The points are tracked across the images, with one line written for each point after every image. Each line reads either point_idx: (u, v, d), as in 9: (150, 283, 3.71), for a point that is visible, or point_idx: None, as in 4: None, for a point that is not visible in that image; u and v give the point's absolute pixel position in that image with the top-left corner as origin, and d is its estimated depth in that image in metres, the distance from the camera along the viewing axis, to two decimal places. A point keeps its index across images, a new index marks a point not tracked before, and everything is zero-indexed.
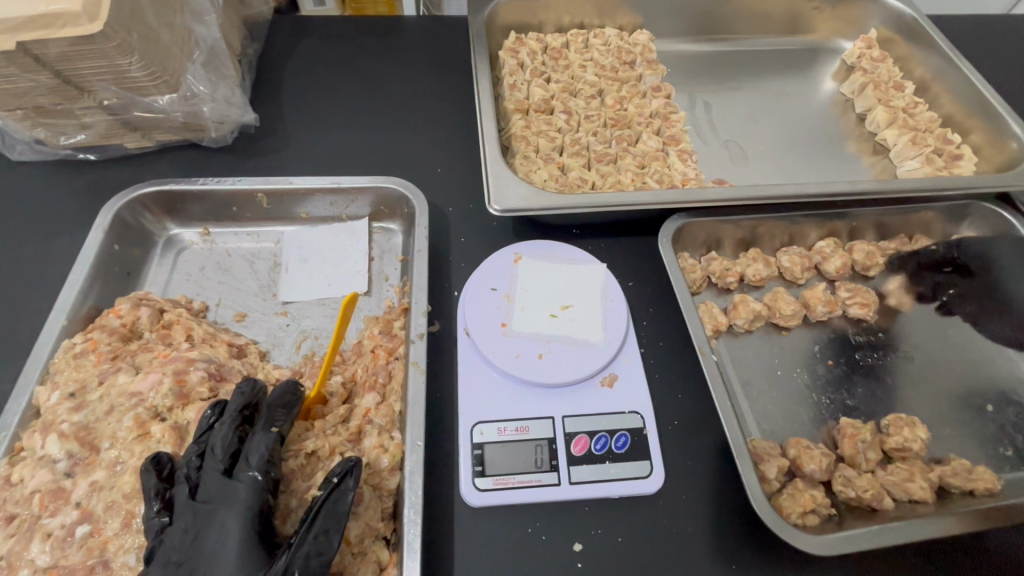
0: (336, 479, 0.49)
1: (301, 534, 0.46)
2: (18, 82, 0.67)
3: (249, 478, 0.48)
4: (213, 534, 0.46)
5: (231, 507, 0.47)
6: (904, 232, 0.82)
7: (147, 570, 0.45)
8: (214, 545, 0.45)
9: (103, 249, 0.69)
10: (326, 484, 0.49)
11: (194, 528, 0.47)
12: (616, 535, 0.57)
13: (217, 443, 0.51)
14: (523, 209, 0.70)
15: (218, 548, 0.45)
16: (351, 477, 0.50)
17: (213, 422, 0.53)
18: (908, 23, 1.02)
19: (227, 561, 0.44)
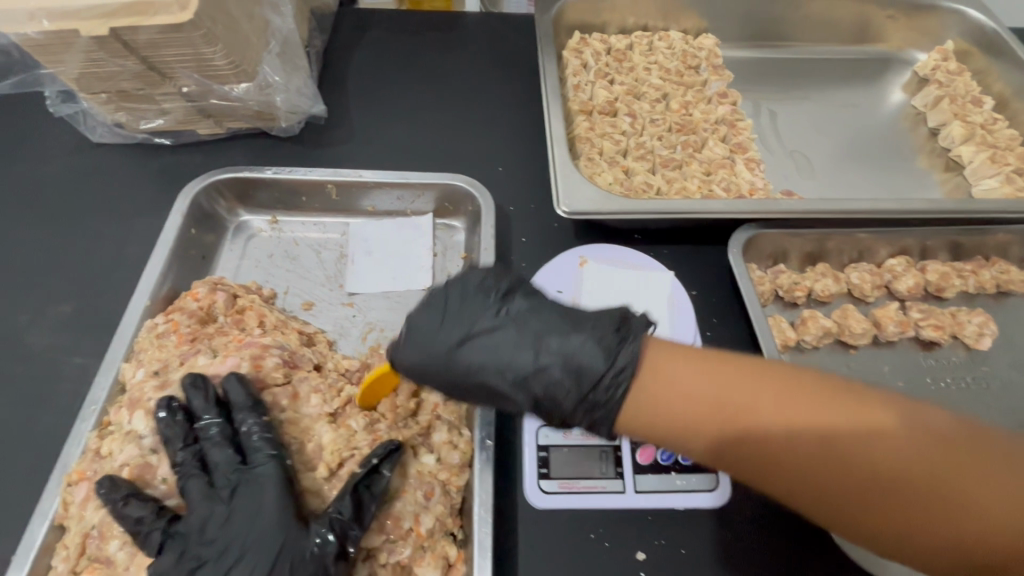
0: (376, 460, 0.52)
1: (339, 509, 0.49)
2: (107, 66, 0.70)
3: (265, 457, 0.51)
4: (241, 511, 0.48)
5: (258, 488, 0.49)
6: (979, 254, 0.80)
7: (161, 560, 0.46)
8: (247, 526, 0.47)
9: (181, 232, 0.71)
10: (365, 463, 0.52)
11: (218, 512, 0.48)
12: (681, 547, 0.57)
13: (212, 438, 0.52)
14: (592, 212, 0.70)
15: (248, 526, 0.47)
16: (389, 461, 0.52)
17: (187, 423, 0.52)
18: (988, 36, 0.98)
19: (266, 537, 0.47)
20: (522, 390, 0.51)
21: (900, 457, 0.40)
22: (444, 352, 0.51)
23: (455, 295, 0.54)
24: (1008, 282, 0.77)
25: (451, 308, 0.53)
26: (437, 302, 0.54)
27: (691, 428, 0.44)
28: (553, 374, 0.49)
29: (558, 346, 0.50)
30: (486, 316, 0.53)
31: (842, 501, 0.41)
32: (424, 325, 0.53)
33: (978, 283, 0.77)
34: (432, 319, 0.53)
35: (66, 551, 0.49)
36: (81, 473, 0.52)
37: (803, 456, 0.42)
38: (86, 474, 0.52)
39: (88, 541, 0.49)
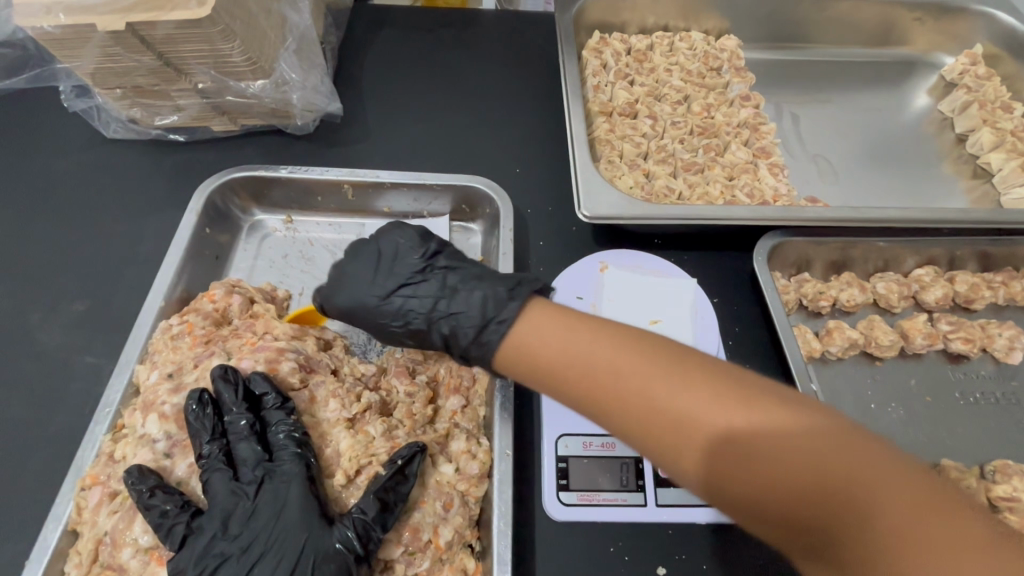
0: (401, 462, 0.51)
1: (362, 507, 0.48)
2: (122, 62, 0.69)
3: (291, 455, 0.50)
4: (266, 509, 0.47)
5: (282, 483, 0.48)
6: (1009, 264, 0.77)
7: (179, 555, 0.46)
8: (270, 520, 0.47)
9: (195, 231, 0.70)
10: (391, 464, 0.51)
11: (241, 507, 0.48)
12: (704, 564, 0.55)
13: (240, 431, 0.51)
14: (614, 217, 0.68)
15: (271, 521, 0.47)
16: (415, 462, 0.52)
17: (215, 416, 0.51)
18: (1020, 40, 0.96)
19: (288, 535, 0.46)
20: (436, 324, 0.54)
21: (800, 427, 0.39)
22: (364, 296, 0.56)
23: (378, 245, 0.58)
24: None
25: (368, 260, 0.57)
26: (364, 250, 0.58)
27: (618, 408, 0.44)
28: (463, 302, 0.53)
29: (464, 295, 0.54)
30: (399, 269, 0.57)
31: (772, 497, 0.38)
32: (350, 277, 0.57)
33: (1008, 295, 0.75)
34: (355, 271, 0.57)
35: (77, 557, 0.48)
36: (94, 478, 0.51)
37: (737, 447, 0.39)
38: (99, 479, 0.51)
39: (100, 548, 0.48)
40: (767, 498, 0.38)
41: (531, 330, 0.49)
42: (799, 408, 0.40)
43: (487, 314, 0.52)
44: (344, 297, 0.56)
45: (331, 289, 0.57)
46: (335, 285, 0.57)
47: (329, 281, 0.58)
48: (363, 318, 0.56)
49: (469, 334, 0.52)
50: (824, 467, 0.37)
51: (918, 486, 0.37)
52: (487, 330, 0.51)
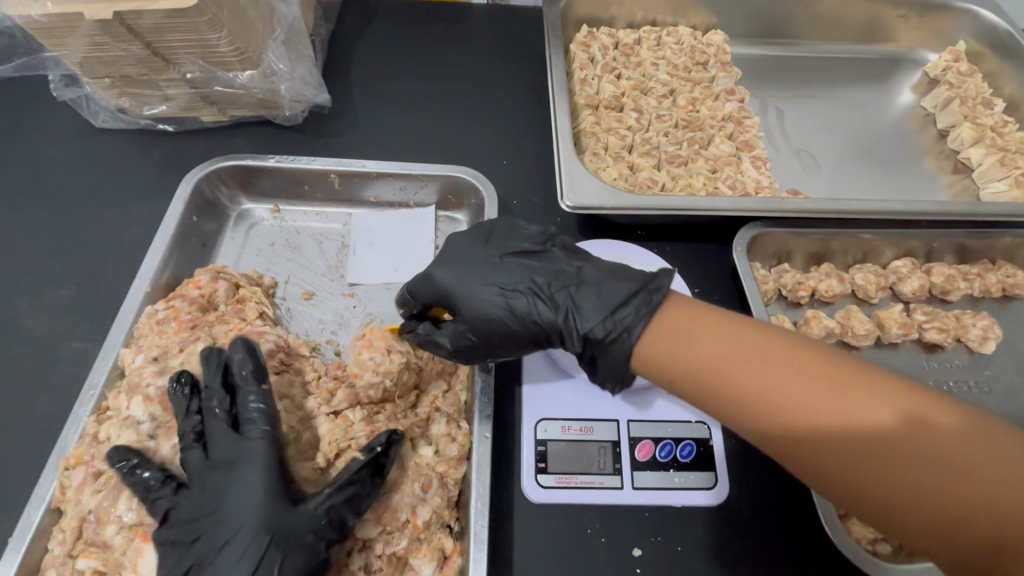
0: (379, 448, 0.51)
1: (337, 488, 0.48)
2: (110, 51, 0.69)
3: (260, 434, 0.49)
4: (235, 490, 0.47)
5: (251, 462, 0.48)
6: (986, 257, 0.79)
7: (162, 530, 0.47)
8: (239, 501, 0.46)
9: (182, 219, 0.71)
10: (369, 450, 0.51)
11: (211, 488, 0.47)
12: (678, 544, 0.56)
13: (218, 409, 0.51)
14: (596, 207, 0.69)
15: (242, 500, 0.46)
16: (393, 448, 0.52)
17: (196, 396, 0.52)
18: (1002, 37, 0.97)
19: (258, 514, 0.45)
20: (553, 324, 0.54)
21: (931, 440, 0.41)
22: (469, 293, 0.55)
23: (482, 244, 0.59)
24: (1014, 285, 0.76)
25: (473, 255, 0.58)
26: (464, 249, 0.58)
27: (750, 405, 0.45)
28: (587, 299, 0.53)
29: (585, 291, 0.54)
30: (505, 266, 0.57)
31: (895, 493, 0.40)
32: (450, 274, 0.56)
33: (983, 286, 0.76)
34: (455, 270, 0.56)
35: (61, 535, 0.49)
36: (78, 458, 0.52)
37: (865, 447, 0.41)
38: (83, 459, 0.52)
39: (84, 525, 0.49)
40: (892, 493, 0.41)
41: (657, 331, 0.50)
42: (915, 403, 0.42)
43: (614, 312, 0.52)
44: (447, 294, 0.56)
45: (433, 291, 0.57)
46: (438, 284, 0.57)
47: (421, 279, 0.58)
48: (466, 320, 0.55)
49: (598, 330, 0.52)
50: (932, 461, 0.40)
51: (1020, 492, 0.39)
52: (616, 329, 0.51)
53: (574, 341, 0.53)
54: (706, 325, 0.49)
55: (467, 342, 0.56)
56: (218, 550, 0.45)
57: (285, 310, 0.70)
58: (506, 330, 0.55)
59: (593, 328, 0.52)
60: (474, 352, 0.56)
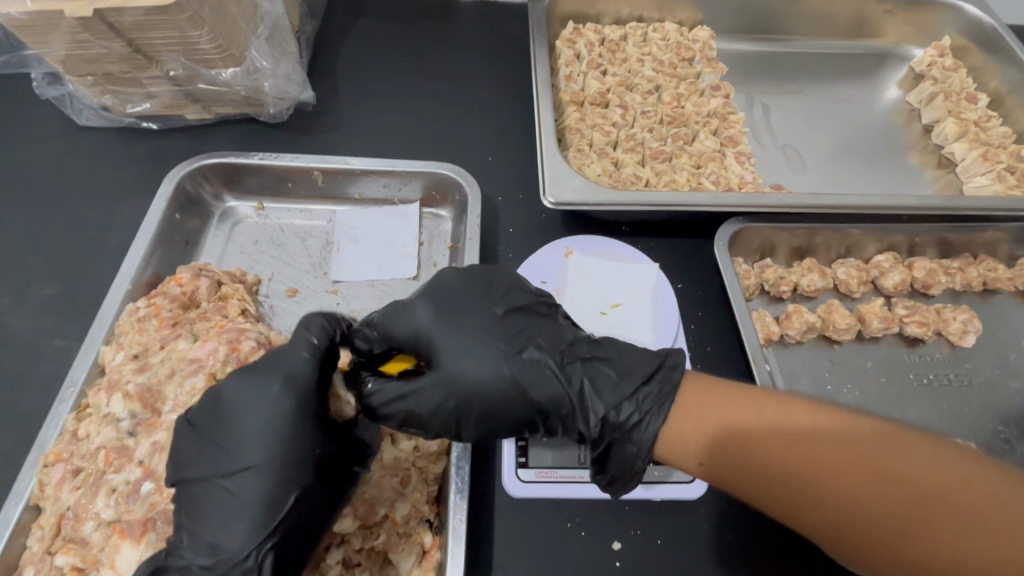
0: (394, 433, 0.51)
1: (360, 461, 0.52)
2: (92, 49, 0.69)
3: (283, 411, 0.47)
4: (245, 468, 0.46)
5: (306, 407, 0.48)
6: (968, 251, 0.79)
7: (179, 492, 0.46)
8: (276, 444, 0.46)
9: (164, 217, 0.71)
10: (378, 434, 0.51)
11: (253, 418, 0.47)
12: (657, 538, 0.57)
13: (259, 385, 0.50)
14: (578, 203, 0.69)
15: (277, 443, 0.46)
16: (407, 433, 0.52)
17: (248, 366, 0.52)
18: (986, 31, 0.97)
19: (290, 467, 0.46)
20: (561, 403, 0.51)
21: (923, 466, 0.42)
22: (466, 361, 0.50)
23: (482, 296, 0.54)
24: (995, 279, 0.76)
25: (470, 313, 0.53)
26: (459, 299, 0.54)
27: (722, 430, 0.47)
28: (604, 377, 0.51)
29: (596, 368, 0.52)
30: (508, 326, 0.53)
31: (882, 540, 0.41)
32: (446, 330, 0.51)
33: (965, 280, 0.77)
34: (452, 323, 0.52)
35: (40, 531, 0.49)
36: (57, 455, 0.52)
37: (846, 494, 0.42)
38: (62, 456, 0.52)
39: (63, 522, 0.49)
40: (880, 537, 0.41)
41: (677, 401, 0.49)
42: (901, 446, 0.42)
43: (631, 388, 0.50)
44: (443, 355, 0.51)
45: (424, 346, 0.52)
46: (431, 338, 0.51)
47: (413, 331, 0.52)
48: (460, 388, 0.50)
49: (615, 414, 0.50)
50: (911, 500, 0.40)
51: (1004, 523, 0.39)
52: (640, 412, 0.49)
53: (589, 422, 0.50)
54: (691, 390, 0.50)
55: (451, 412, 0.50)
56: (226, 509, 0.44)
57: (268, 307, 0.70)
58: (503, 405, 0.51)
59: (611, 412, 0.50)
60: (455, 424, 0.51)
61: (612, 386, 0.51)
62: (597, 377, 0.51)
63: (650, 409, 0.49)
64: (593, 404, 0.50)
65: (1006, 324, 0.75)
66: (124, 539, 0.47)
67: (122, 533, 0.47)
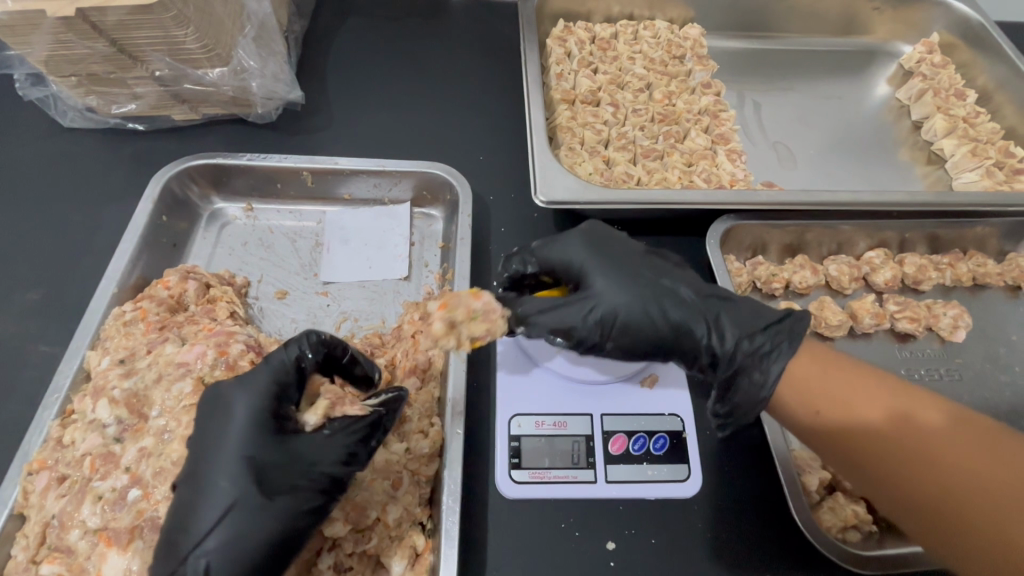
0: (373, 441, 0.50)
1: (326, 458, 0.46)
2: (75, 49, 0.68)
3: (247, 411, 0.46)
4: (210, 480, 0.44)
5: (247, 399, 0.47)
6: (957, 246, 0.80)
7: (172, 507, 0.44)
8: (223, 443, 0.45)
9: (151, 219, 0.70)
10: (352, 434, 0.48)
11: (227, 427, 0.46)
12: (651, 537, 0.56)
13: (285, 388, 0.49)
14: (569, 202, 0.69)
15: (225, 440, 0.45)
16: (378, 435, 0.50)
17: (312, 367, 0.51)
18: (973, 28, 0.98)
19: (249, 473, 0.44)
20: (692, 335, 0.56)
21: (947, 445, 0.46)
22: (613, 285, 0.56)
23: (624, 245, 0.60)
24: (984, 274, 0.77)
25: (613, 252, 0.59)
26: (609, 241, 0.60)
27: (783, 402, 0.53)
28: (732, 316, 0.56)
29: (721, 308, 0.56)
30: (645, 267, 0.58)
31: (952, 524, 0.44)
32: (599, 261, 0.58)
33: (955, 276, 0.77)
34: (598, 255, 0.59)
35: (25, 540, 0.49)
36: (42, 462, 0.51)
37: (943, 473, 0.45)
38: (47, 463, 0.51)
39: (48, 530, 0.48)
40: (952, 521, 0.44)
41: (793, 353, 0.53)
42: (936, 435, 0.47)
43: (754, 326, 0.55)
44: (595, 280, 0.57)
45: (576, 273, 0.59)
46: (584, 267, 0.58)
47: (566, 255, 0.59)
48: (609, 307, 0.55)
49: (742, 344, 0.54)
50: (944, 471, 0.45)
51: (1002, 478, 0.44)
52: (757, 349, 0.54)
53: (717, 349, 0.55)
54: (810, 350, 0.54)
55: (599, 328, 0.55)
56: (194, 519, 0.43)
57: (258, 309, 0.69)
58: (646, 328, 0.56)
59: (738, 344, 0.54)
60: (600, 340, 0.56)
61: (734, 324, 0.55)
62: (727, 318, 0.56)
63: (766, 350, 0.54)
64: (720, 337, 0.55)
65: (996, 319, 0.76)
66: (111, 547, 0.46)
67: (108, 541, 0.46)
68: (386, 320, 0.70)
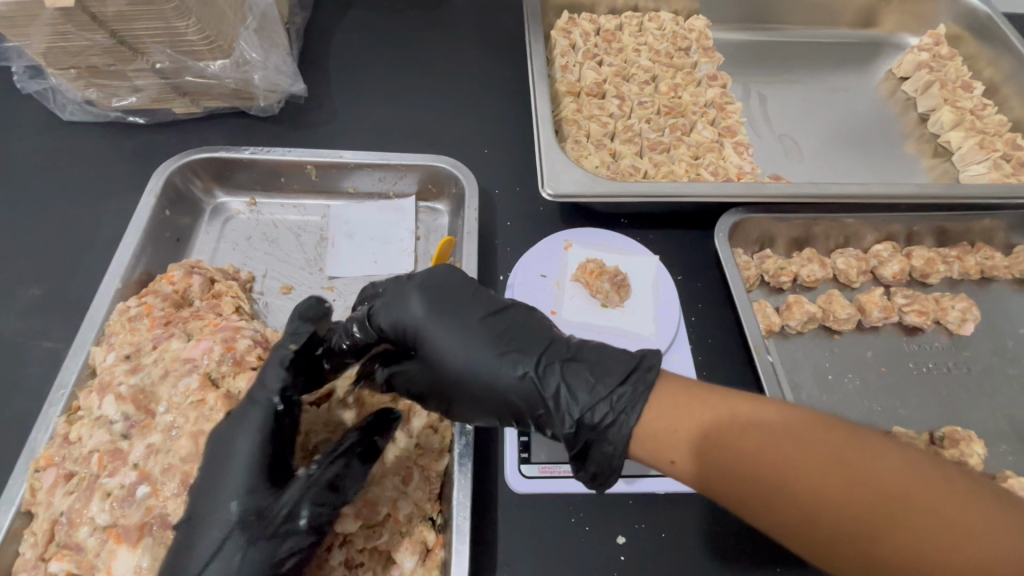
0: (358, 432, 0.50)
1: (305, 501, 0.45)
2: (75, 41, 0.66)
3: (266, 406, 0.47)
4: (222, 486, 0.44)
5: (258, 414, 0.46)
6: (965, 240, 0.79)
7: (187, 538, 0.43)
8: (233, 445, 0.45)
9: (154, 214, 0.69)
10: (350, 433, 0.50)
11: (243, 444, 0.45)
12: (662, 531, 0.56)
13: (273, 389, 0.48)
14: (577, 195, 0.68)
15: (226, 480, 0.44)
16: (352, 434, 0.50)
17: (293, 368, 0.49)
18: (981, 20, 0.97)
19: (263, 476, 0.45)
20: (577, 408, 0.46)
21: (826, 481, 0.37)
22: (455, 350, 0.49)
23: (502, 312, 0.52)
24: (991, 267, 0.77)
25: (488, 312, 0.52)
26: (459, 302, 0.52)
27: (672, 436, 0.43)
28: (579, 382, 0.46)
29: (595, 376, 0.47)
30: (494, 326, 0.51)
31: (722, 468, 0.40)
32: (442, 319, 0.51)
33: (962, 269, 0.77)
34: (424, 300, 0.51)
35: (33, 538, 0.48)
36: (48, 459, 0.51)
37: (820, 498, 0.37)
38: (54, 460, 0.51)
39: (56, 528, 0.47)
40: (717, 469, 0.40)
41: (650, 403, 0.44)
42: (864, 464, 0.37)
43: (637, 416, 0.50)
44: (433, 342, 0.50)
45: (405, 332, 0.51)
46: (423, 325, 0.51)
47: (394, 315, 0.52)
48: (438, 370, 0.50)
49: (593, 414, 0.45)
50: (874, 512, 0.36)
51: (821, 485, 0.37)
52: (614, 412, 0.44)
53: (564, 420, 0.46)
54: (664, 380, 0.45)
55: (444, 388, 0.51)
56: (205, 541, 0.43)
57: (263, 304, 0.69)
58: (534, 319, 0.52)
59: (585, 413, 0.45)
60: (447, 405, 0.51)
61: (587, 387, 0.46)
62: (573, 381, 0.46)
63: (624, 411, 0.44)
64: (572, 395, 0.46)
65: (1005, 312, 0.76)
66: (120, 544, 0.45)
67: (118, 539, 0.45)
68: None
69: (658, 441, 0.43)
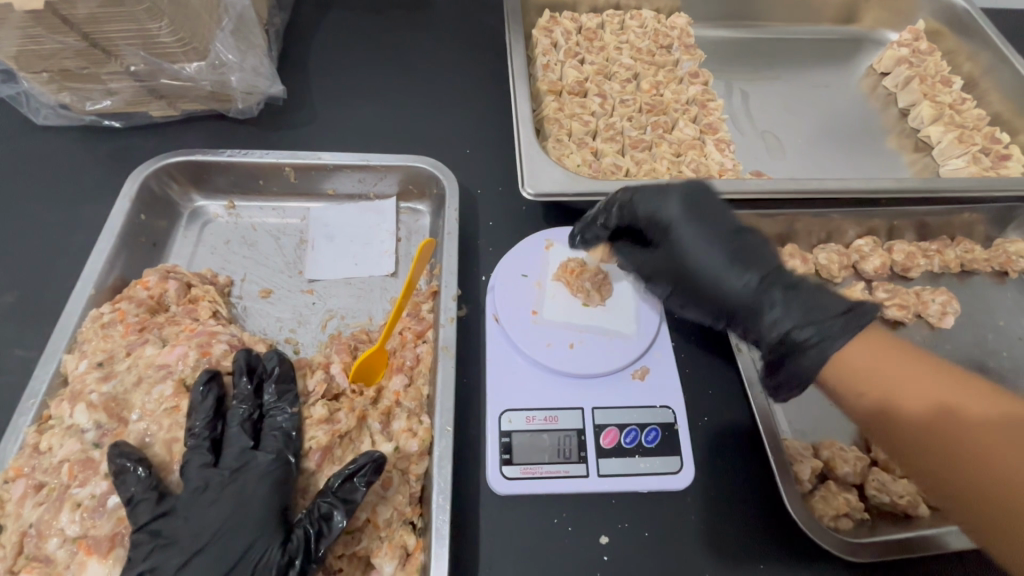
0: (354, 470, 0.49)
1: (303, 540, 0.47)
2: (46, 43, 0.65)
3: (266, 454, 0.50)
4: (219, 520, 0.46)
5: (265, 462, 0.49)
6: (945, 233, 0.80)
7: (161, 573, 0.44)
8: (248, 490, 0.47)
9: (129, 219, 0.68)
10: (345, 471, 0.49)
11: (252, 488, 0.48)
12: (645, 529, 0.56)
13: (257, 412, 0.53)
14: (557, 194, 0.68)
15: (250, 511, 0.47)
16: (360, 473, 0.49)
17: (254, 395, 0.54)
18: (959, 15, 0.98)
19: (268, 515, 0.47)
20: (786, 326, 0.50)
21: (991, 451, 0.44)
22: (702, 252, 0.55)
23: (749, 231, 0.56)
24: (972, 260, 0.77)
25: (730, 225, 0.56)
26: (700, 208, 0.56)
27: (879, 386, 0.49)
28: (799, 305, 0.50)
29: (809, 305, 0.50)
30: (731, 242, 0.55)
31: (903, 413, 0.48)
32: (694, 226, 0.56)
33: (943, 262, 0.77)
34: (686, 205, 0.57)
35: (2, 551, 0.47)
36: (18, 470, 0.50)
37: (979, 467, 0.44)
38: (23, 471, 0.50)
39: (25, 540, 0.47)
40: (924, 429, 0.47)
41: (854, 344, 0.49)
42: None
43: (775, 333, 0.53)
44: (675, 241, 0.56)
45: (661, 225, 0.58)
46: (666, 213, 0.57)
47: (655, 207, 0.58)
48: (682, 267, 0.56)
49: (798, 333, 0.49)
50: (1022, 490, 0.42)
51: (985, 455, 0.44)
52: (819, 336, 0.49)
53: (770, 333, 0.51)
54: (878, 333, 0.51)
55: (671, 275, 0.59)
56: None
57: (241, 309, 0.68)
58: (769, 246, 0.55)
59: (793, 329, 0.50)
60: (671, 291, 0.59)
61: (799, 311, 0.50)
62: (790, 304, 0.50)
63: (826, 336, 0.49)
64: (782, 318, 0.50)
65: (984, 305, 0.76)
66: (90, 555, 0.45)
67: (87, 550, 0.45)
68: (373, 318, 0.69)
69: (857, 379, 0.49)
